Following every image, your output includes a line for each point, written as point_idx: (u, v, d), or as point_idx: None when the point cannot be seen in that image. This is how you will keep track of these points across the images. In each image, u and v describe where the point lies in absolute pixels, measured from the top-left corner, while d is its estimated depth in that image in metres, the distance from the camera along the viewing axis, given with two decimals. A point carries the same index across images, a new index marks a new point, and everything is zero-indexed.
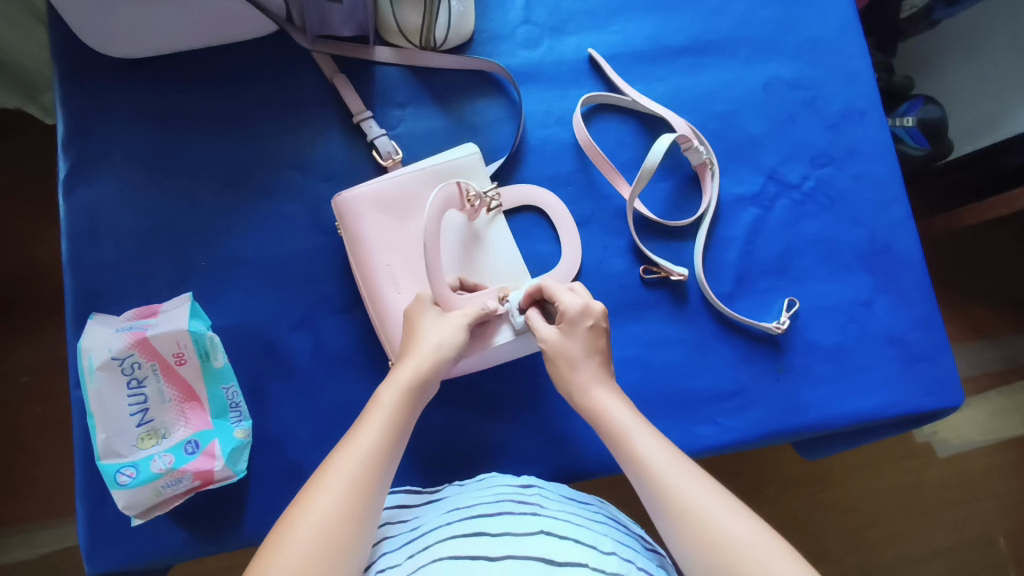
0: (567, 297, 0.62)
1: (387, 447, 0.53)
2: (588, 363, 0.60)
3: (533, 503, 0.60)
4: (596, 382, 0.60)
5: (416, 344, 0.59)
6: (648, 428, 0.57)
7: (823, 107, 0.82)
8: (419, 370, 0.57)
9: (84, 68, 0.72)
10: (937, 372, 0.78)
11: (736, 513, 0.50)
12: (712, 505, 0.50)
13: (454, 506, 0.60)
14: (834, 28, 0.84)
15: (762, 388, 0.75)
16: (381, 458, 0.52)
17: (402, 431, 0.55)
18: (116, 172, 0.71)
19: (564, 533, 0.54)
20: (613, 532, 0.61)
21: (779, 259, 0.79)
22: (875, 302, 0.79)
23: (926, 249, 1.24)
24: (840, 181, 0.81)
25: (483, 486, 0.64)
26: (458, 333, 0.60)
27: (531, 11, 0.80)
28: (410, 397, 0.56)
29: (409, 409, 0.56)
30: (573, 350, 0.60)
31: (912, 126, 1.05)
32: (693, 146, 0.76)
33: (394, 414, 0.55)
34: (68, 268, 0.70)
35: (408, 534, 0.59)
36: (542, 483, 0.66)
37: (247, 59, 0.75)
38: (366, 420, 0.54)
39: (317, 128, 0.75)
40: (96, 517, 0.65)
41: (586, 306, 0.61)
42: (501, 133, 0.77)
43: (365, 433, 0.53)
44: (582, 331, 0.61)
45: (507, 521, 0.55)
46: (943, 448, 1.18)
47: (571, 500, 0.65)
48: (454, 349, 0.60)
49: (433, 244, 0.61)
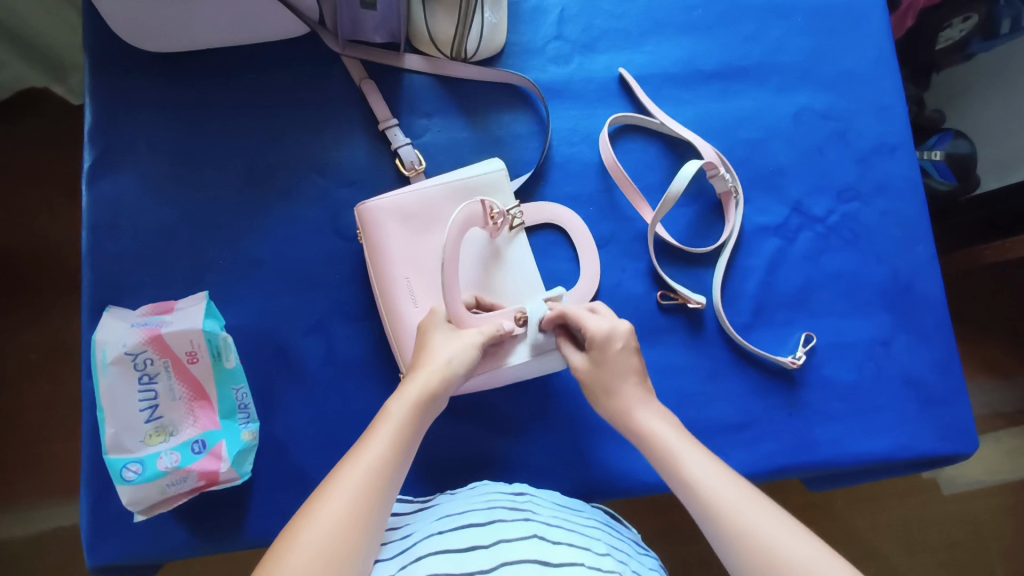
0: (595, 322, 0.61)
1: (394, 461, 0.52)
2: (626, 386, 0.60)
3: (525, 510, 0.59)
4: (630, 397, 0.60)
5: (427, 358, 0.59)
6: (698, 450, 0.56)
7: (853, 140, 0.81)
8: (429, 384, 0.57)
9: (115, 59, 0.72)
10: (953, 417, 0.76)
11: (773, 518, 0.50)
12: (750, 509, 0.51)
13: (445, 514, 0.60)
14: (870, 60, 0.83)
15: (774, 422, 0.74)
16: (386, 472, 0.51)
17: (409, 446, 0.54)
18: (140, 165, 0.72)
19: (558, 538, 0.54)
20: (606, 536, 0.61)
21: (798, 292, 0.78)
22: (894, 342, 0.77)
23: (947, 284, 1.22)
24: (867, 217, 0.80)
25: (473, 494, 0.63)
26: (470, 350, 0.60)
27: (563, 27, 0.80)
28: (419, 410, 0.56)
29: (417, 424, 0.55)
30: (607, 375, 0.61)
31: (940, 159, 1.03)
32: (719, 173, 0.75)
33: (402, 427, 0.54)
34: (86, 259, 0.70)
35: (401, 544, 0.58)
36: (534, 491, 0.65)
37: (277, 59, 0.75)
38: (374, 433, 0.54)
39: (342, 133, 0.74)
40: (99, 509, 0.66)
41: (614, 330, 0.61)
42: (527, 149, 0.77)
43: (371, 446, 0.52)
44: (619, 357, 0.61)
45: (500, 529, 0.54)
46: (949, 486, 1.17)
47: (563, 507, 0.64)
48: (465, 366, 0.59)
49: (451, 261, 0.60)
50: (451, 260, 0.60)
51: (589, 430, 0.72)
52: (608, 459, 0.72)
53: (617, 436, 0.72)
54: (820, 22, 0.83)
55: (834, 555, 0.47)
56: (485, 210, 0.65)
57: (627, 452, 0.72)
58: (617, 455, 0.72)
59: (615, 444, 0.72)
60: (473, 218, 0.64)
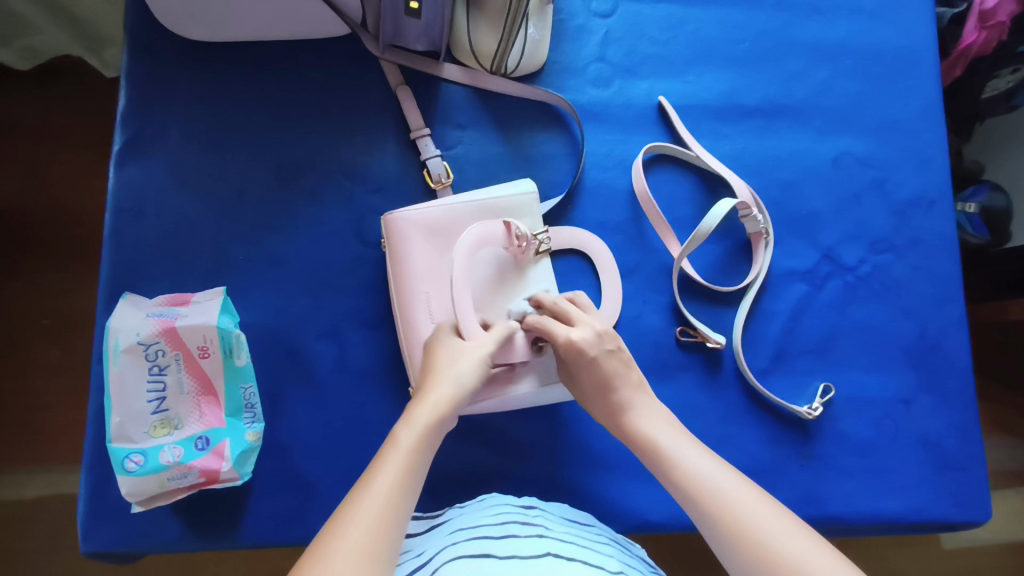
0: (562, 331, 0.59)
1: (404, 493, 0.48)
2: (617, 388, 0.58)
3: (538, 525, 0.58)
4: (636, 402, 0.58)
5: (434, 379, 0.55)
6: (692, 444, 0.55)
7: (892, 190, 0.79)
8: (440, 406, 0.53)
9: (156, 43, 0.72)
10: (968, 483, 0.74)
11: (799, 531, 0.46)
12: (783, 531, 0.46)
13: (458, 528, 0.58)
14: (916, 109, 0.81)
15: (784, 472, 0.72)
16: (397, 503, 0.47)
17: (419, 476, 0.50)
18: (170, 152, 0.71)
19: (571, 555, 0.52)
20: (618, 553, 0.59)
21: (821, 341, 0.76)
22: (914, 402, 0.76)
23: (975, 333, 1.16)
24: (898, 271, 0.78)
25: (484, 507, 0.62)
26: (479, 366, 0.57)
27: (606, 49, 0.78)
28: (431, 435, 0.52)
29: (427, 449, 0.51)
30: (588, 381, 0.59)
31: (974, 212, 0.99)
32: (751, 214, 0.74)
33: (411, 455, 0.50)
34: (108, 242, 0.70)
35: (413, 560, 0.56)
36: (544, 504, 0.65)
37: (316, 57, 0.74)
38: (381, 465, 0.49)
39: (374, 137, 0.74)
40: (99, 495, 0.66)
41: (600, 333, 0.59)
42: (558, 170, 0.75)
43: (378, 479, 0.48)
44: (601, 365, 0.58)
45: (515, 545, 0.52)
46: (948, 539, 1.11)
47: (573, 522, 0.63)
48: (473, 384, 0.56)
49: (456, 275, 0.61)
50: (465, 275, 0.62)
51: (595, 462, 0.71)
52: (611, 493, 0.70)
53: (623, 470, 0.71)
54: (868, 66, 0.81)
55: (829, 548, 0.46)
56: (507, 232, 0.66)
57: (631, 487, 0.70)
58: (619, 490, 0.70)
59: (620, 478, 0.71)
60: (496, 240, 0.66)
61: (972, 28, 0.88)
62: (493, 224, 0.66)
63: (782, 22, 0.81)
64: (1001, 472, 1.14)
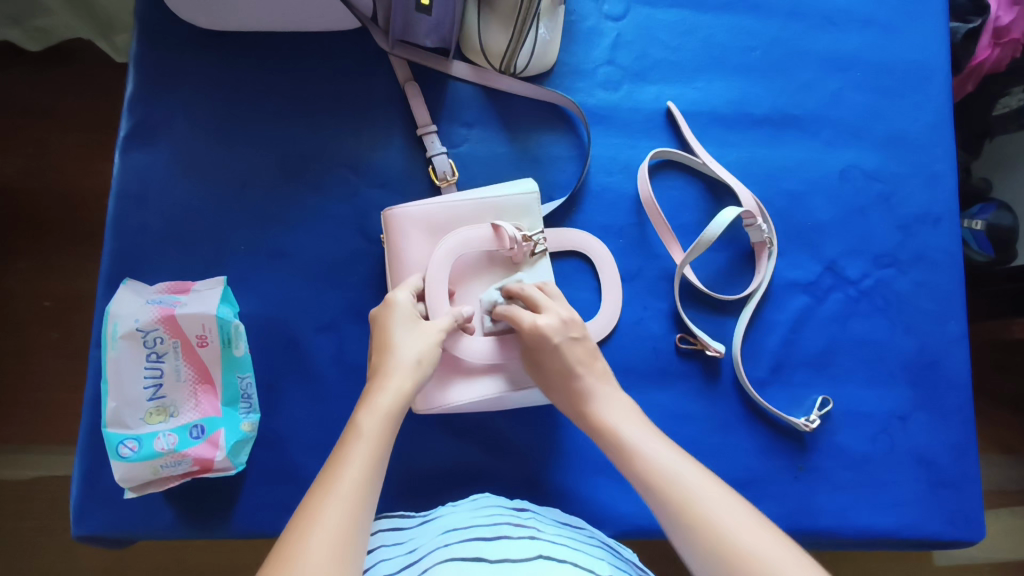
0: (527, 317, 0.60)
1: (369, 482, 0.48)
2: (580, 376, 0.59)
3: (530, 527, 0.58)
4: (600, 393, 0.58)
5: (390, 363, 0.55)
6: (656, 435, 0.55)
7: (897, 205, 0.79)
8: (401, 391, 0.54)
9: (167, 31, 0.72)
10: (963, 502, 0.74)
11: (761, 530, 0.46)
12: (739, 522, 0.47)
13: (450, 528, 0.58)
14: (925, 124, 0.81)
15: (778, 484, 0.72)
16: (365, 493, 0.47)
17: (382, 463, 0.50)
18: (176, 139, 0.71)
19: (562, 557, 0.52)
20: (609, 556, 0.59)
21: (821, 353, 0.76)
22: (911, 418, 0.75)
23: (979, 350, 1.16)
24: (901, 286, 0.78)
25: (476, 508, 0.62)
26: (434, 347, 0.58)
27: (616, 52, 0.78)
28: (391, 423, 0.52)
29: (389, 436, 0.51)
30: (551, 367, 0.60)
31: (980, 229, 0.96)
32: (755, 223, 0.74)
33: (373, 443, 0.50)
34: (111, 227, 0.70)
35: (404, 558, 0.56)
36: (537, 507, 0.64)
37: (326, 49, 0.74)
38: (345, 455, 0.49)
39: (381, 132, 0.73)
40: (92, 479, 0.66)
41: (565, 321, 0.60)
42: (563, 172, 0.75)
43: (344, 473, 0.48)
44: (564, 352, 0.59)
45: (507, 548, 0.52)
46: (942, 557, 1.10)
47: (565, 524, 0.63)
48: (432, 365, 0.57)
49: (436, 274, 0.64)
50: (445, 276, 0.64)
51: (590, 466, 0.71)
52: (604, 498, 0.70)
53: (617, 475, 0.71)
54: (879, 79, 0.81)
55: (781, 538, 0.46)
56: (497, 234, 0.66)
57: (625, 493, 0.70)
58: (613, 495, 0.70)
59: (614, 483, 0.70)
60: (484, 242, 0.66)
61: (984, 46, 0.88)
62: (481, 228, 0.66)
63: (794, 32, 0.80)
64: (996, 491, 1.13)
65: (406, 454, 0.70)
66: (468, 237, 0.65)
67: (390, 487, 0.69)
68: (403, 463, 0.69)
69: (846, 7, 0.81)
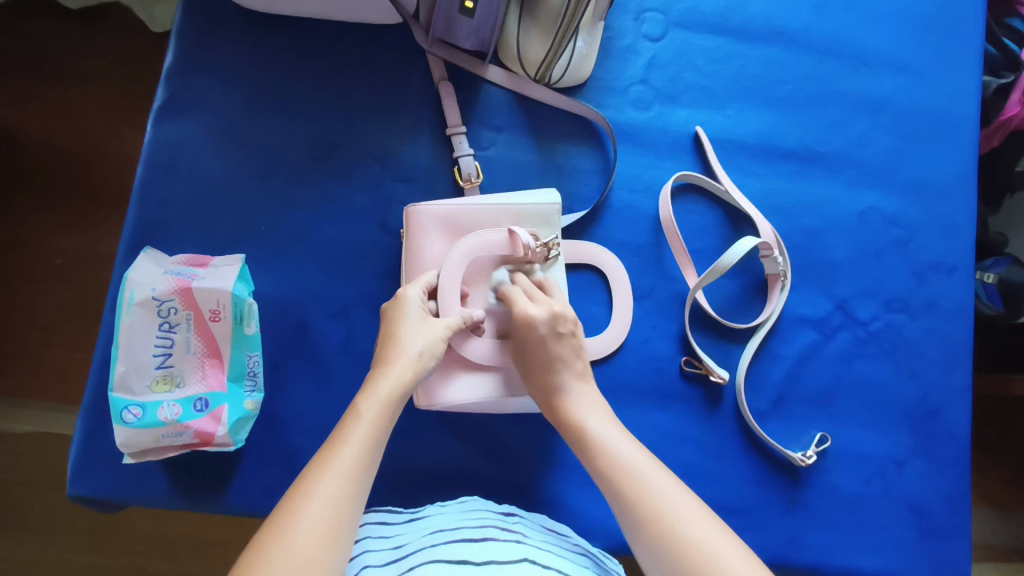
0: (523, 305, 0.62)
1: (366, 463, 0.49)
2: (554, 367, 0.60)
3: (517, 532, 0.58)
4: (573, 390, 0.60)
5: (397, 351, 0.56)
6: (625, 434, 0.56)
7: (914, 252, 0.79)
8: (402, 379, 0.54)
9: (210, 8, 0.73)
10: (949, 553, 0.74)
11: (712, 525, 0.48)
12: (688, 516, 0.48)
13: (437, 528, 0.58)
14: (949, 172, 0.81)
15: (769, 516, 0.72)
16: (359, 476, 0.47)
17: (380, 447, 0.51)
18: (208, 115, 0.72)
19: (548, 563, 0.52)
20: (594, 565, 0.60)
21: (824, 390, 0.76)
22: (907, 465, 0.76)
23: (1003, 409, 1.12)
24: (910, 332, 0.78)
25: (465, 510, 0.62)
26: (439, 342, 0.58)
27: (651, 72, 0.79)
28: (390, 410, 0.52)
29: (388, 423, 0.52)
30: (529, 358, 0.61)
31: (992, 282, 0.91)
32: (772, 256, 0.74)
33: (372, 428, 0.50)
34: (136, 195, 0.71)
35: (392, 552, 0.56)
36: (524, 513, 0.65)
37: (365, 41, 0.75)
38: (342, 436, 0.50)
39: (410, 127, 0.74)
40: (93, 442, 0.67)
41: (555, 314, 0.61)
42: (587, 185, 0.76)
43: (341, 452, 0.48)
44: (548, 344, 0.60)
45: (493, 548, 0.53)
46: None
47: (552, 531, 0.63)
48: (434, 358, 0.57)
49: (450, 273, 0.64)
50: (458, 275, 0.64)
51: (584, 479, 0.71)
52: (594, 512, 0.70)
53: None
54: (908, 124, 0.81)
55: (728, 531, 0.48)
56: (512, 240, 0.66)
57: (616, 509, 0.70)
58: (603, 510, 0.70)
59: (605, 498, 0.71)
60: (499, 247, 0.66)
61: (1015, 102, 0.85)
62: (497, 232, 0.66)
63: (827, 70, 0.81)
64: (982, 544, 1.09)
65: (404, 448, 0.70)
66: (483, 241, 0.65)
67: (385, 480, 0.70)
68: (399, 458, 0.70)
69: (881, 50, 0.82)
